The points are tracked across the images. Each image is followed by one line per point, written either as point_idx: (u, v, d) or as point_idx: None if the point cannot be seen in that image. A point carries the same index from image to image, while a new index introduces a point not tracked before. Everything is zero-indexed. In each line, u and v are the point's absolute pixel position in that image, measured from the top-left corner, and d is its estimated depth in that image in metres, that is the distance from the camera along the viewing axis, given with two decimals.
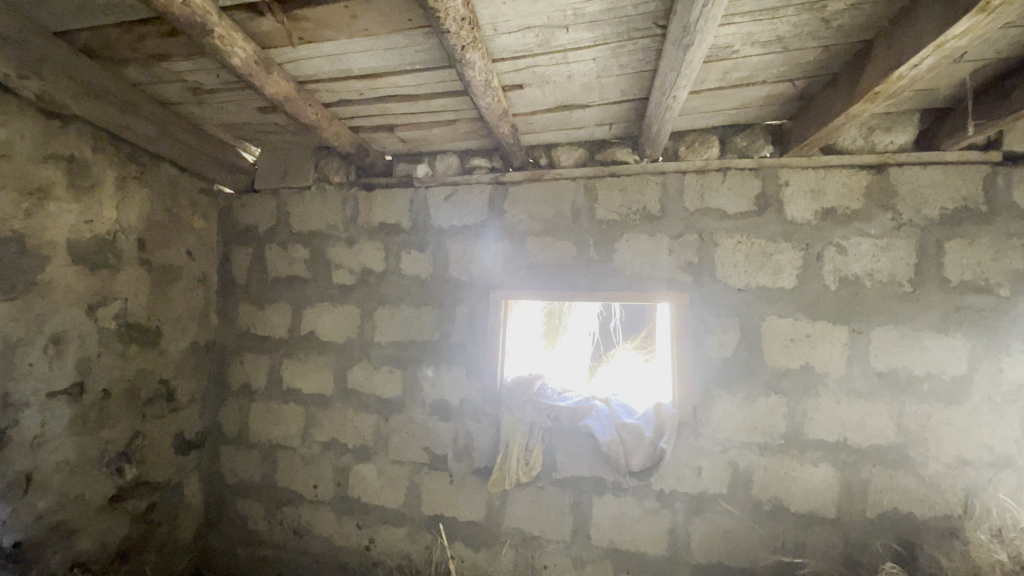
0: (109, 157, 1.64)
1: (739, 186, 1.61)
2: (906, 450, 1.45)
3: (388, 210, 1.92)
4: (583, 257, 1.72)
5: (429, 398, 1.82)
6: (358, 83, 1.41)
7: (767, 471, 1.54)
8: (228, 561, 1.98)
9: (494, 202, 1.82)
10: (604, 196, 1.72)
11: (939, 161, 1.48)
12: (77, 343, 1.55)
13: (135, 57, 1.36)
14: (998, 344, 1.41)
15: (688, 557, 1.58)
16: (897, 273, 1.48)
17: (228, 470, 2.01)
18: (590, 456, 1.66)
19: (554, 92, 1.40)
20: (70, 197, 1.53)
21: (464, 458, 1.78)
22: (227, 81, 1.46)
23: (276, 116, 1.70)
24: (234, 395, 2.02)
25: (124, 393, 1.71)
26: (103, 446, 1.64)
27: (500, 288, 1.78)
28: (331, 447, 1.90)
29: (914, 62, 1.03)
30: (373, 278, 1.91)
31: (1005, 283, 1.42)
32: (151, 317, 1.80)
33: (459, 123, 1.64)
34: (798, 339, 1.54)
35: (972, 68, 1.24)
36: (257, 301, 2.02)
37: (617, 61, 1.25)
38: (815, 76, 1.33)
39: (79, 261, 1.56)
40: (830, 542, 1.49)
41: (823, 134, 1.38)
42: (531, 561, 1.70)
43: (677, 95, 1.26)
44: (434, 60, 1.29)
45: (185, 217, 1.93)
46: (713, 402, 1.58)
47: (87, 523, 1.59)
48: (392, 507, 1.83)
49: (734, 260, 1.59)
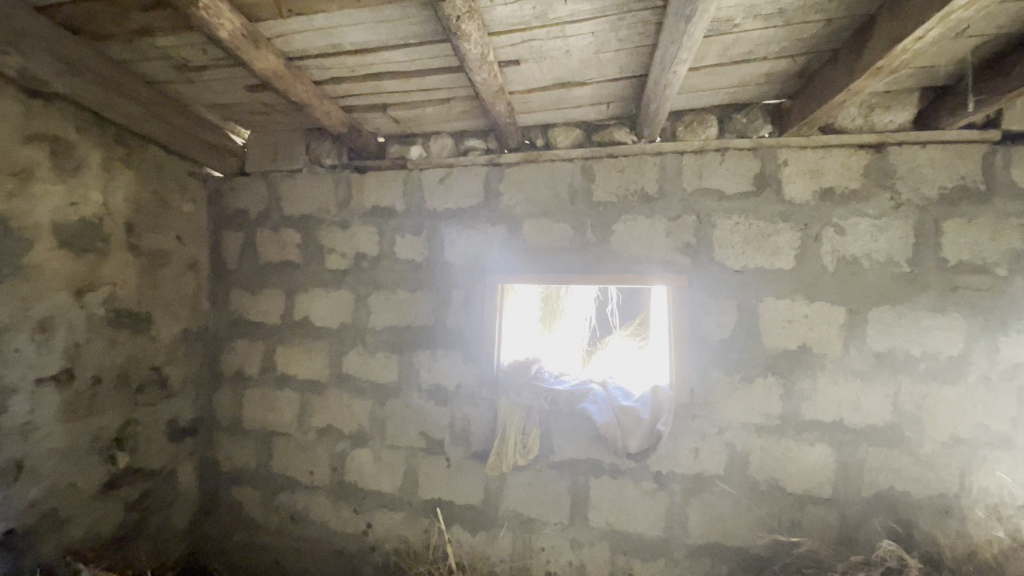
0: (94, 138, 1.60)
1: (737, 166, 1.59)
2: (901, 430, 1.46)
3: (381, 193, 1.89)
4: (580, 240, 1.71)
5: (426, 383, 1.81)
6: (350, 60, 1.37)
7: (763, 451, 1.54)
8: (224, 547, 1.97)
9: (489, 184, 1.79)
10: (601, 177, 1.69)
11: (939, 140, 1.47)
12: (64, 329, 1.51)
13: (119, 31, 1.32)
14: (995, 323, 1.41)
15: (685, 538, 1.58)
16: (894, 253, 1.48)
17: (223, 457, 1.99)
18: (587, 439, 1.65)
19: (551, 67, 1.37)
20: (54, 178, 1.49)
21: (461, 442, 1.77)
22: (214, 58, 1.42)
23: (266, 95, 1.65)
24: (228, 381, 2.00)
25: (115, 379, 1.68)
26: (95, 434, 1.62)
27: (496, 273, 1.76)
28: (327, 433, 1.89)
29: (918, 34, 1.01)
30: (367, 262, 1.89)
31: (1003, 263, 1.42)
32: (141, 303, 1.76)
33: (454, 103, 1.61)
34: (795, 319, 1.53)
35: (974, 43, 1.23)
36: (249, 287, 1.99)
37: (616, 35, 1.22)
38: (816, 52, 1.31)
39: (65, 244, 1.52)
40: (826, 521, 1.50)
41: (823, 111, 1.36)
42: (528, 544, 1.70)
43: (677, 71, 1.24)
44: (428, 34, 1.25)
45: (173, 200, 1.89)
46: (710, 384, 1.57)
47: (80, 510, 1.57)
48: (389, 492, 1.83)
49: (732, 241, 1.58)
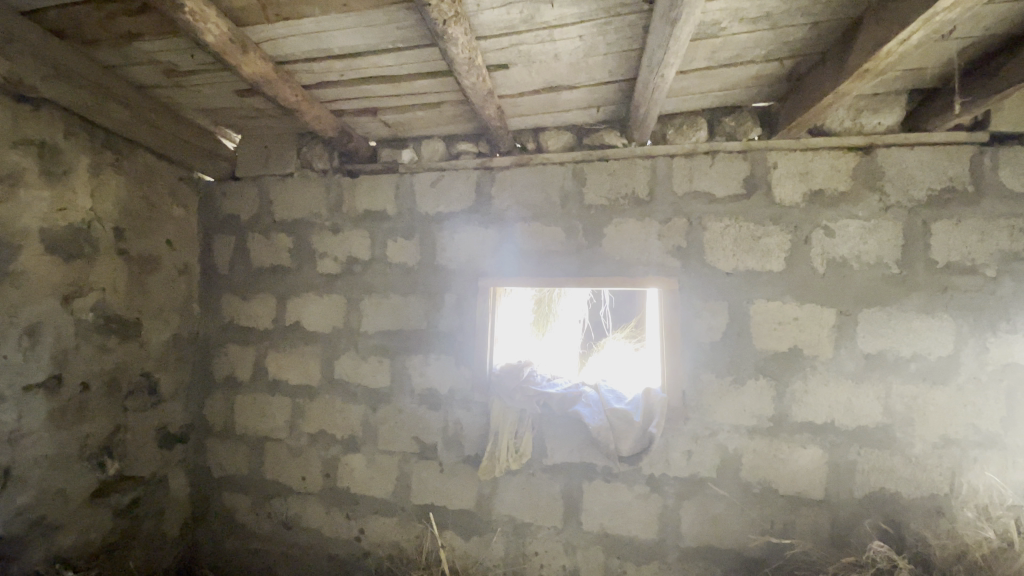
0: (82, 143, 1.59)
1: (727, 169, 1.60)
2: (892, 431, 1.46)
3: (373, 197, 1.88)
4: (571, 243, 1.71)
5: (418, 387, 1.80)
6: (339, 64, 1.37)
7: (756, 454, 1.54)
8: (217, 554, 1.96)
9: (481, 188, 1.79)
10: (592, 180, 1.70)
11: (926, 142, 1.47)
12: (52, 336, 1.50)
13: (106, 36, 1.32)
14: (984, 324, 1.42)
15: (678, 541, 1.58)
16: (884, 255, 1.48)
17: (215, 463, 1.98)
18: (580, 443, 1.65)
19: (540, 71, 1.38)
20: (42, 184, 1.48)
21: (454, 446, 1.76)
22: (202, 63, 1.42)
23: (256, 100, 1.65)
24: (220, 387, 1.98)
25: (105, 386, 1.67)
26: (84, 440, 1.60)
27: (488, 276, 1.75)
28: (319, 438, 1.88)
29: (902, 37, 1.02)
30: (358, 266, 1.88)
31: (991, 264, 1.42)
32: (131, 308, 1.75)
33: (444, 106, 1.61)
34: (786, 321, 1.54)
35: (960, 45, 1.24)
36: (241, 292, 1.98)
37: (603, 39, 1.23)
38: (803, 55, 1.32)
39: (53, 250, 1.51)
40: (818, 522, 1.50)
41: (811, 114, 1.37)
42: (522, 548, 1.70)
43: (665, 74, 1.24)
44: (417, 38, 1.25)
45: (164, 205, 1.88)
46: (701, 386, 1.58)
47: (69, 518, 1.55)
48: (381, 497, 1.82)
49: (723, 244, 1.59)
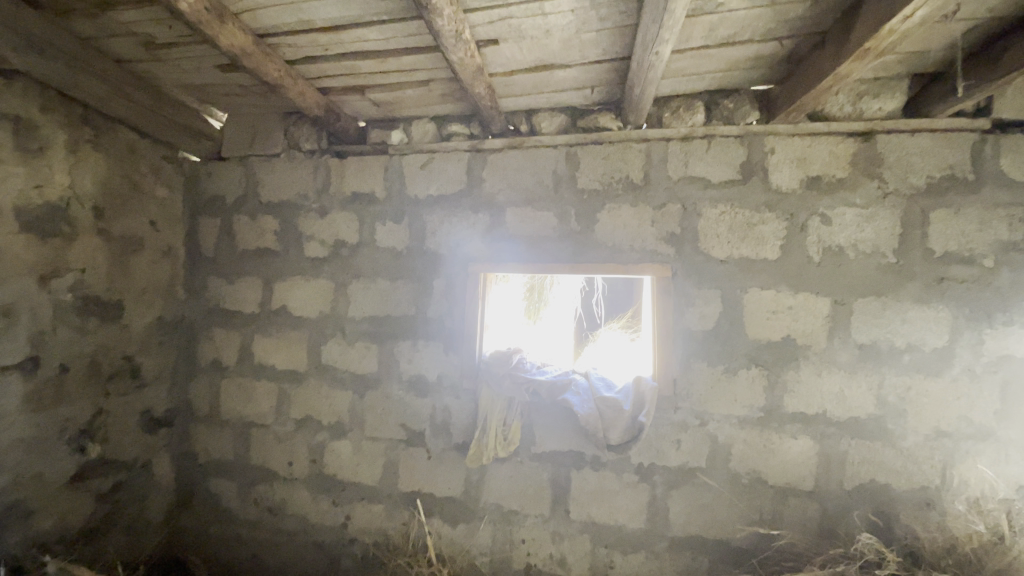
0: (60, 119, 1.54)
1: (724, 154, 1.56)
2: (884, 423, 1.45)
3: (362, 179, 1.84)
4: (564, 229, 1.67)
5: (405, 374, 1.77)
6: (323, 37, 1.32)
7: (746, 444, 1.52)
8: (203, 540, 1.94)
9: (473, 170, 1.75)
10: (586, 164, 1.66)
11: (927, 129, 1.44)
12: (28, 316, 1.46)
13: (78, 3, 1.26)
14: (981, 316, 1.40)
15: (666, 530, 1.57)
16: (881, 243, 1.46)
17: (201, 448, 1.95)
18: (569, 431, 1.63)
19: (531, 48, 1.33)
20: (16, 159, 1.43)
21: (442, 433, 1.74)
22: (181, 35, 1.37)
23: (239, 75, 1.60)
24: (206, 372, 1.95)
25: (85, 368, 1.63)
26: (63, 424, 1.57)
27: (480, 262, 1.71)
28: (306, 424, 1.85)
29: (906, 14, 0.98)
30: (346, 250, 1.84)
31: (990, 254, 1.39)
32: (113, 290, 1.71)
33: (433, 85, 1.56)
34: (780, 310, 1.51)
35: (965, 26, 1.20)
36: (227, 275, 1.95)
37: (596, 13, 1.18)
38: (803, 35, 1.28)
39: (28, 228, 1.46)
40: (807, 514, 1.49)
41: (810, 97, 1.33)
42: (508, 536, 1.68)
43: (660, 51, 1.19)
44: (403, 10, 1.21)
45: (146, 184, 1.83)
46: (693, 375, 1.55)
47: (48, 501, 1.53)
48: (368, 484, 1.80)
49: (717, 231, 1.55)
